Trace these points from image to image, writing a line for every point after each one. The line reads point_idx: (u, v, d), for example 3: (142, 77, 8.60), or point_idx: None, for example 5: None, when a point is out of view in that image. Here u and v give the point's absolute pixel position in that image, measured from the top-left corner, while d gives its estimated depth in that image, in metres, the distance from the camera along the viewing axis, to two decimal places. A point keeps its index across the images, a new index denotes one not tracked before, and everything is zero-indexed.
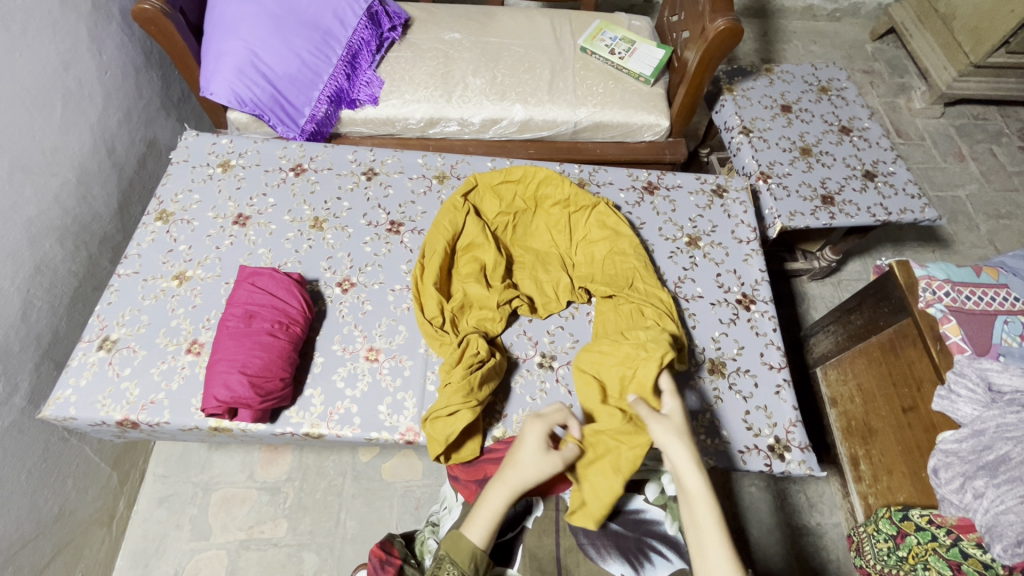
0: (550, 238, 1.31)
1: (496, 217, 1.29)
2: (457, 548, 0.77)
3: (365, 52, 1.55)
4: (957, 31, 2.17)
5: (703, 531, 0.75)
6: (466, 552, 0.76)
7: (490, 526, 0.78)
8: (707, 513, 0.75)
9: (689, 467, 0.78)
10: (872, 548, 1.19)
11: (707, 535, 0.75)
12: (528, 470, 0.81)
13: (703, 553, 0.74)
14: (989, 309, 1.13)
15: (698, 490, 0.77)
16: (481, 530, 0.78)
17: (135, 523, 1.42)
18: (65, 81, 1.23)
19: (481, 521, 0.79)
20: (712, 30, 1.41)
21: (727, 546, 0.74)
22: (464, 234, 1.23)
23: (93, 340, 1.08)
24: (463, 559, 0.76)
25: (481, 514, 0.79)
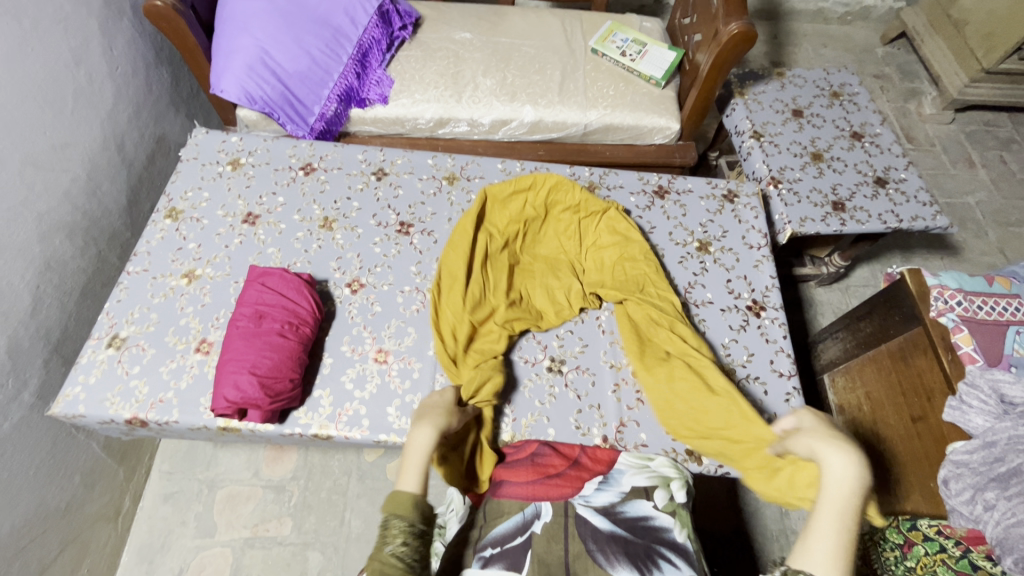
0: (558, 244, 1.31)
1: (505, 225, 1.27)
2: (398, 503, 0.75)
3: (375, 51, 1.55)
4: (969, 36, 2.16)
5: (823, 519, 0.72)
6: (406, 501, 0.75)
7: (420, 474, 0.79)
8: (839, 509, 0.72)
9: (840, 457, 0.76)
10: (880, 556, 1.16)
11: (821, 522, 0.72)
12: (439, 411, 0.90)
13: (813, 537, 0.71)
14: (1001, 319, 1.12)
15: (839, 476, 0.74)
16: (413, 478, 0.78)
17: (140, 519, 1.42)
18: (76, 76, 1.23)
19: (413, 471, 0.79)
20: (725, 34, 1.40)
21: (841, 543, 0.70)
22: (477, 249, 1.20)
23: (103, 337, 1.08)
24: (405, 508, 0.75)
25: (408, 467, 0.79)
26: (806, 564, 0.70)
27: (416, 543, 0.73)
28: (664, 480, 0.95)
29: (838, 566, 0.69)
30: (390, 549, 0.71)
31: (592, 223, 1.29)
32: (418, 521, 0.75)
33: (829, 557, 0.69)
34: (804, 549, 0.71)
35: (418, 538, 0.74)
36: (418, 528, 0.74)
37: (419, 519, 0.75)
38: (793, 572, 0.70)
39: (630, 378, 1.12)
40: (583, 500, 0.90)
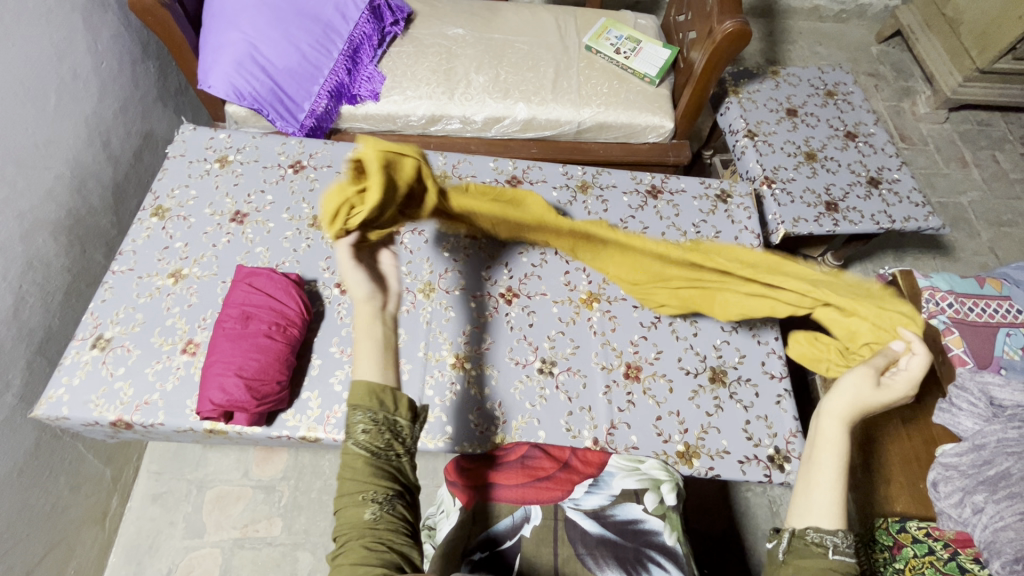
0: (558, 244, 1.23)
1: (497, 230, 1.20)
2: (356, 393, 0.70)
3: (366, 47, 1.53)
4: (964, 36, 2.15)
5: (817, 473, 0.73)
6: (362, 389, 0.70)
7: (371, 358, 0.75)
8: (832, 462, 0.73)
9: (834, 420, 0.77)
10: (860, 558, 1.07)
11: (822, 475, 0.73)
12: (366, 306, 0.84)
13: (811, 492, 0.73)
14: (991, 321, 1.14)
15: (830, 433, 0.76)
16: (371, 369, 0.74)
17: (128, 520, 1.41)
18: (59, 71, 1.21)
19: (366, 355, 0.75)
20: (720, 32, 1.39)
21: (840, 496, 0.72)
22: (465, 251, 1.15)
23: (86, 338, 1.06)
24: (363, 398, 0.69)
25: (360, 352, 0.76)
26: (811, 522, 0.70)
27: (379, 430, 0.68)
28: (654, 483, 0.94)
29: (838, 519, 0.70)
30: (351, 441, 0.66)
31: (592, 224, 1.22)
32: (378, 410, 0.69)
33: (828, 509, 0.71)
34: (805, 506, 0.72)
35: (385, 426, 0.68)
36: (379, 416, 0.68)
37: (379, 407, 0.69)
38: (799, 532, 0.69)
39: (621, 380, 1.11)
40: (573, 503, 0.90)
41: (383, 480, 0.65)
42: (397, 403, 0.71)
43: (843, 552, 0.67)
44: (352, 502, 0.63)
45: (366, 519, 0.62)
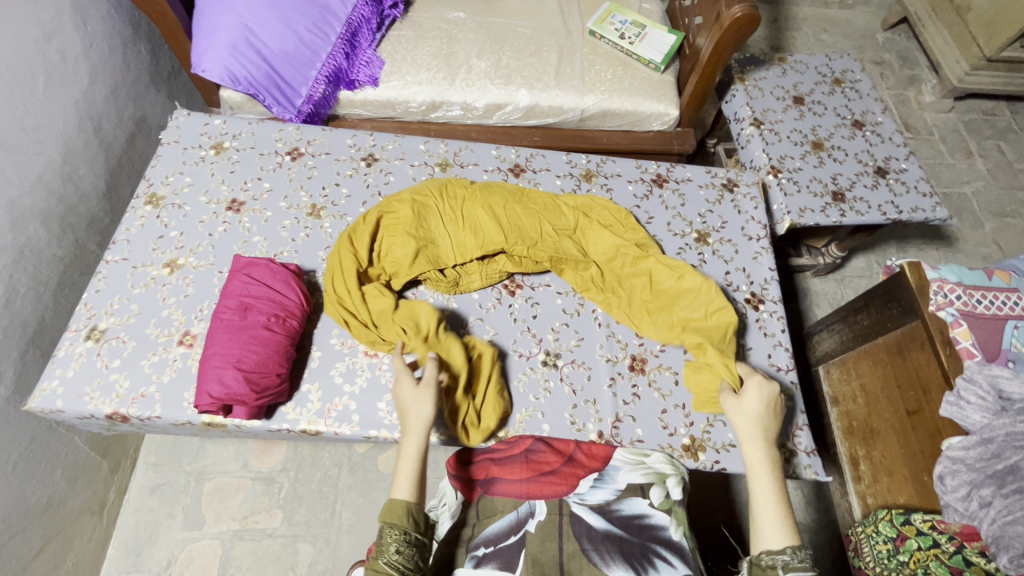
0: (508, 218, 1.18)
1: (453, 213, 1.18)
2: (392, 512, 0.79)
3: (365, 30, 1.48)
4: (971, 23, 2.12)
5: (757, 498, 0.81)
6: (400, 509, 0.79)
7: (414, 479, 0.82)
8: (769, 486, 0.81)
9: (754, 442, 0.87)
10: (871, 549, 1.16)
11: (762, 499, 0.81)
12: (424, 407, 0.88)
13: (757, 516, 0.79)
14: (1000, 313, 1.12)
15: (756, 459, 0.85)
16: (407, 488, 0.82)
17: (126, 512, 1.40)
18: (47, 53, 1.17)
19: (406, 478, 0.82)
20: (728, 17, 1.36)
21: (782, 513, 0.78)
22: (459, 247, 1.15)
23: (80, 329, 1.04)
24: (398, 517, 0.79)
25: (402, 473, 0.82)
26: (763, 546, 0.77)
27: (411, 550, 0.77)
28: (659, 477, 0.93)
29: (788, 535, 0.76)
30: (383, 560, 0.75)
31: (554, 204, 1.24)
32: (409, 527, 0.79)
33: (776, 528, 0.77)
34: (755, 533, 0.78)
35: (414, 545, 0.78)
36: (411, 535, 0.78)
37: (411, 526, 0.79)
38: (756, 557, 0.76)
39: (627, 372, 1.10)
40: (579, 498, 0.88)
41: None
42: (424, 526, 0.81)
43: (796, 568, 0.73)
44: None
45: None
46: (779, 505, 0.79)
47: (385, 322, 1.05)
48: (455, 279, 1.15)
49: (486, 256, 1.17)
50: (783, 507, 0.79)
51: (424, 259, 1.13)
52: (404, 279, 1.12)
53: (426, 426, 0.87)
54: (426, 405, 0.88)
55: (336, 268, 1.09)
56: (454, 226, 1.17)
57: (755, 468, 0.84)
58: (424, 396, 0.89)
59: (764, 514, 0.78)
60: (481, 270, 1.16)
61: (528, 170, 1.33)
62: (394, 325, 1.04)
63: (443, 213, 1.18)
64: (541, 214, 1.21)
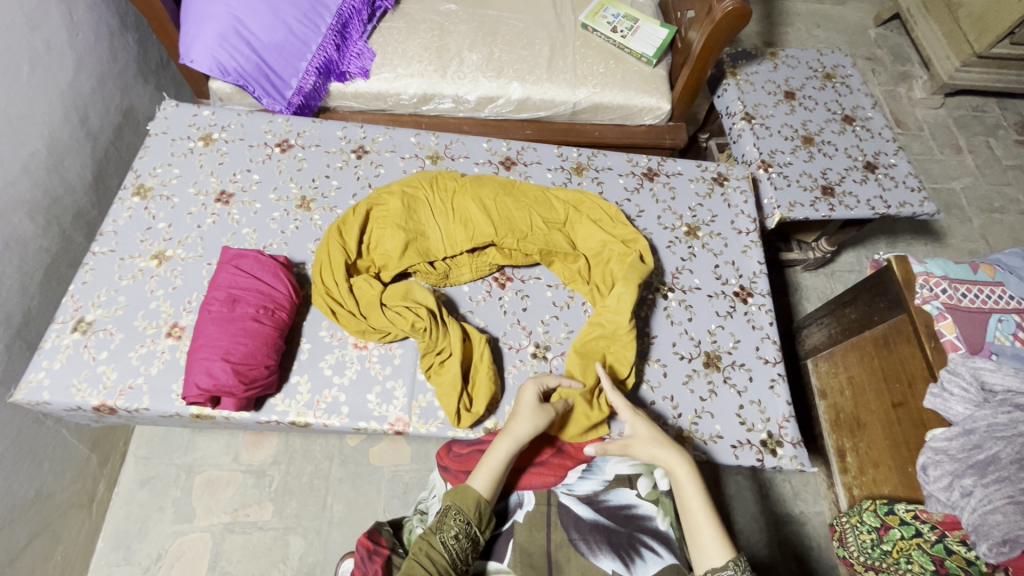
0: (499, 211, 1.18)
1: (444, 206, 1.18)
2: (464, 497, 0.82)
3: (356, 21, 1.47)
4: (962, 19, 2.13)
5: (694, 518, 0.83)
6: (473, 498, 0.82)
7: (496, 479, 0.85)
8: (699, 501, 0.84)
9: (678, 461, 0.86)
10: (855, 539, 1.18)
11: (698, 519, 0.83)
12: (529, 420, 0.90)
13: (698, 536, 0.81)
14: (984, 307, 1.13)
15: (683, 478, 0.86)
16: (484, 482, 0.84)
17: (116, 505, 1.39)
18: (32, 42, 1.15)
19: (488, 474, 0.85)
20: (720, 11, 1.36)
21: (717, 528, 0.81)
22: (449, 239, 1.16)
23: (67, 321, 1.03)
24: (470, 505, 0.81)
25: (487, 467, 0.85)
26: (708, 565, 0.79)
27: (466, 542, 0.79)
28: (647, 468, 0.93)
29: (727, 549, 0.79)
30: (440, 538, 0.78)
31: (545, 197, 1.24)
32: (473, 522, 0.80)
33: (716, 545, 0.80)
34: (699, 554, 0.81)
35: (470, 538, 0.80)
36: (473, 528, 0.80)
37: (476, 519, 0.81)
38: None
39: None
40: (566, 488, 0.90)
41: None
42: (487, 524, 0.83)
43: None
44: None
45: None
46: (714, 519, 0.82)
47: (375, 312, 1.05)
48: (445, 272, 1.15)
49: (476, 248, 1.17)
50: (715, 520, 0.83)
51: (414, 251, 1.14)
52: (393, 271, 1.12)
53: (525, 439, 0.89)
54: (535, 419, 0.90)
55: (324, 261, 1.09)
56: (443, 220, 1.17)
57: (683, 488, 0.85)
58: (539, 411, 0.91)
59: (701, 533, 0.81)
60: (471, 263, 1.16)
61: (519, 163, 1.33)
62: (383, 315, 1.04)
63: (434, 207, 1.18)
64: (531, 207, 1.21)
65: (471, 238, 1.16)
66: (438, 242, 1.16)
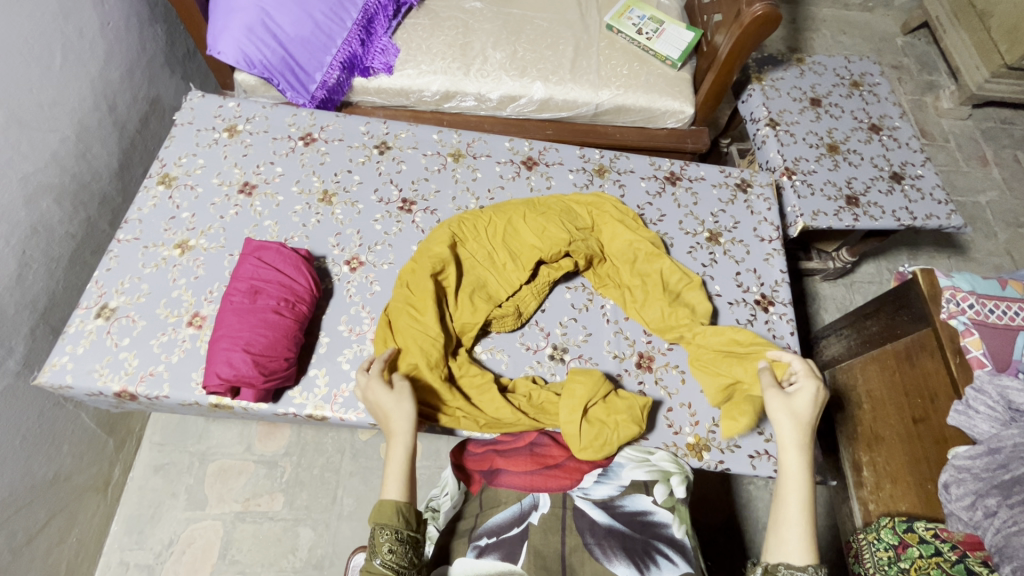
0: (534, 227, 1.19)
1: (487, 237, 1.18)
2: (382, 512, 0.78)
3: (381, 17, 1.47)
4: (994, 29, 2.08)
5: (785, 509, 0.78)
6: (390, 509, 0.78)
7: (403, 477, 0.81)
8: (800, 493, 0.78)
9: (791, 446, 0.82)
10: (870, 556, 1.14)
11: (790, 512, 0.77)
12: (404, 411, 0.85)
13: (781, 528, 0.76)
14: (1012, 324, 1.10)
15: (793, 466, 0.80)
16: (398, 488, 0.80)
17: (131, 490, 1.41)
18: (65, 30, 1.17)
19: (395, 476, 0.80)
20: (748, 15, 1.34)
21: (806, 531, 0.75)
22: (499, 263, 1.16)
23: (91, 307, 1.05)
24: (389, 517, 0.77)
25: (389, 474, 0.80)
26: (783, 557, 0.75)
27: (404, 548, 0.76)
28: (664, 475, 0.93)
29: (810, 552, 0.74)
30: (378, 559, 0.74)
31: (566, 206, 1.24)
32: (402, 526, 0.77)
33: (799, 545, 0.74)
34: (778, 545, 0.75)
35: (406, 542, 0.77)
36: (404, 533, 0.77)
37: (403, 525, 0.77)
38: (772, 566, 0.74)
39: (634, 369, 1.10)
40: (582, 492, 0.89)
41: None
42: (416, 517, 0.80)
43: None
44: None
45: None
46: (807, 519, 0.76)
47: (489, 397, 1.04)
48: (516, 310, 1.12)
49: (530, 277, 1.16)
50: (810, 522, 0.76)
51: (467, 300, 1.11)
52: (433, 316, 1.04)
53: (411, 425, 0.85)
54: (404, 404, 0.86)
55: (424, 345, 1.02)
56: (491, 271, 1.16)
57: (789, 476, 0.80)
58: (404, 397, 0.86)
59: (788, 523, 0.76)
60: (532, 290, 1.14)
61: (541, 163, 1.33)
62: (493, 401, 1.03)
63: (477, 243, 1.17)
64: (559, 219, 1.19)
65: (521, 265, 1.16)
66: (491, 279, 1.15)
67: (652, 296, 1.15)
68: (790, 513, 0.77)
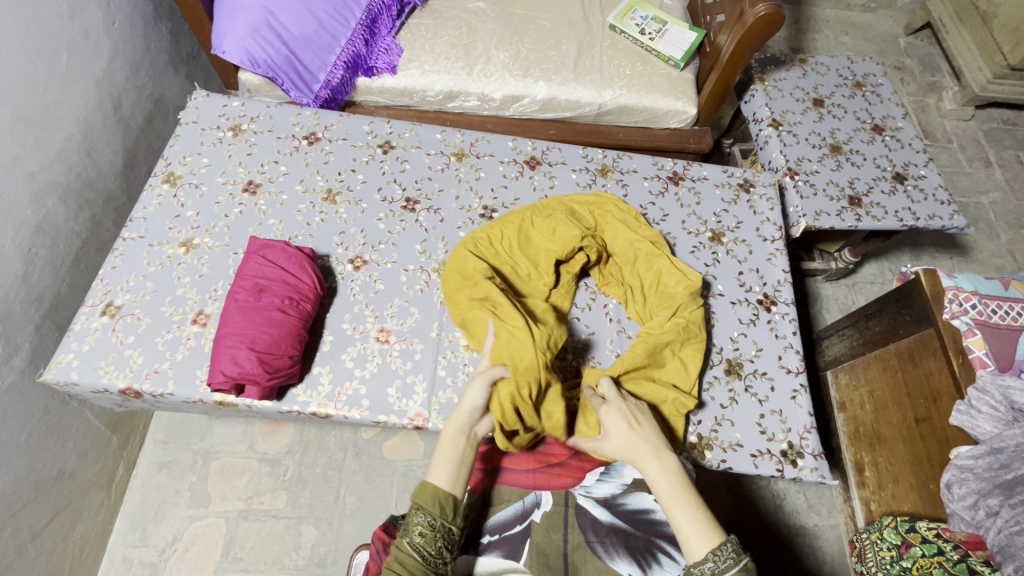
0: (543, 229, 1.18)
1: (505, 251, 1.16)
2: (422, 493, 0.80)
3: (385, 17, 1.48)
4: (997, 30, 2.08)
5: (670, 509, 0.79)
6: (429, 492, 0.79)
7: (447, 463, 0.82)
8: (671, 488, 0.80)
9: (642, 450, 0.83)
10: (874, 555, 1.15)
11: (677, 512, 0.78)
12: (471, 397, 0.87)
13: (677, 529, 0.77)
14: (1014, 325, 1.10)
15: (654, 468, 0.81)
16: (442, 473, 0.81)
17: (134, 487, 1.41)
18: (71, 30, 1.17)
19: (444, 463, 0.82)
20: (752, 15, 1.34)
21: (698, 517, 0.77)
22: (522, 271, 1.14)
23: (96, 305, 1.05)
24: (428, 500, 0.79)
25: (439, 456, 0.82)
26: (687, 557, 0.75)
27: (435, 536, 0.78)
28: None
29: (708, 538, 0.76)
30: (407, 540, 0.77)
31: (567, 207, 1.23)
32: (437, 515, 0.78)
33: (696, 536, 0.76)
34: (680, 544, 0.76)
35: (439, 531, 0.78)
36: (438, 521, 0.78)
37: (439, 513, 0.79)
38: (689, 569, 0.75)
39: None
40: (584, 491, 0.89)
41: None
42: (455, 511, 0.80)
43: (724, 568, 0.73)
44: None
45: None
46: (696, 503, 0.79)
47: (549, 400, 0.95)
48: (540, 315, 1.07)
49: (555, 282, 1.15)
50: (692, 504, 0.78)
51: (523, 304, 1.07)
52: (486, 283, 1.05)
53: (470, 413, 0.86)
54: (477, 389, 0.87)
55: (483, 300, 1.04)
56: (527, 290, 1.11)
57: (657, 480, 0.81)
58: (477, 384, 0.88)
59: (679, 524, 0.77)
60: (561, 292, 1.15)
61: (544, 163, 1.33)
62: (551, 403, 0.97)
63: (499, 261, 1.15)
64: (567, 220, 1.18)
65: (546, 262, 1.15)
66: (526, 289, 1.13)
67: (651, 297, 1.14)
68: (678, 511, 0.78)
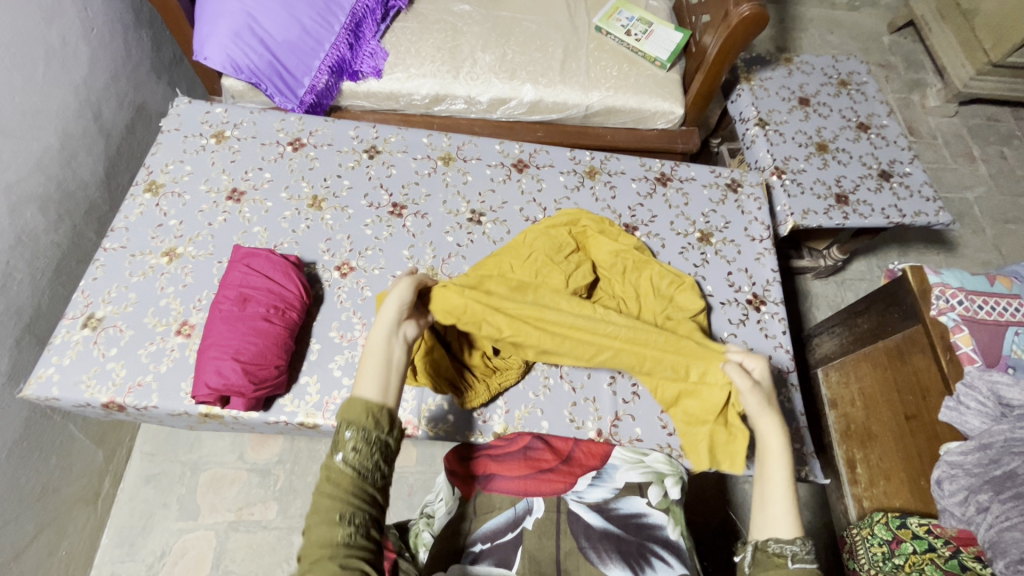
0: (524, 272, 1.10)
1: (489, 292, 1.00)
2: (352, 409, 0.70)
3: (370, 21, 1.47)
4: (979, 28, 2.10)
5: (768, 486, 0.75)
6: (360, 406, 0.70)
7: (376, 373, 0.73)
8: (780, 469, 0.76)
9: (766, 423, 0.80)
10: (866, 552, 1.14)
11: (772, 487, 0.75)
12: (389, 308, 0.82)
13: (767, 505, 0.74)
14: (1001, 320, 1.11)
15: (771, 441, 0.78)
16: (372, 385, 0.72)
17: (121, 501, 1.39)
18: (47, 37, 1.15)
19: (373, 372, 0.73)
20: (736, 16, 1.34)
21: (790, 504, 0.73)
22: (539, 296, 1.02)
23: (77, 317, 1.03)
24: (357, 415, 0.69)
25: (365, 369, 0.73)
26: (771, 532, 0.71)
27: (370, 450, 0.68)
28: (657, 476, 0.93)
29: (796, 526, 0.71)
30: (339, 457, 0.67)
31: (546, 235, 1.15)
32: (371, 427, 0.69)
33: (784, 517, 0.72)
34: (763, 521, 0.73)
35: (375, 445, 0.69)
36: (372, 434, 0.68)
37: (373, 425, 0.69)
38: (762, 543, 0.71)
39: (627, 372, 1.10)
40: (576, 496, 0.88)
41: (362, 504, 0.66)
42: (391, 423, 0.71)
43: (805, 559, 0.68)
44: (327, 521, 0.63)
45: (337, 540, 0.62)
46: (790, 493, 0.74)
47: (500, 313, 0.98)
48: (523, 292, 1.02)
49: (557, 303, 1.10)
50: (793, 495, 0.74)
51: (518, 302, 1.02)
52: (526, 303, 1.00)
53: (398, 313, 0.81)
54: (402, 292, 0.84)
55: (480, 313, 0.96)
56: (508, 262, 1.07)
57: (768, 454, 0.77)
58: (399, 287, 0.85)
59: (772, 493, 0.74)
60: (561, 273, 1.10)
61: (532, 165, 1.33)
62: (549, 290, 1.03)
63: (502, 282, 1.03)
64: (551, 261, 1.11)
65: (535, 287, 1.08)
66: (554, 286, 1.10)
67: (647, 305, 1.12)
68: (770, 488, 0.75)
